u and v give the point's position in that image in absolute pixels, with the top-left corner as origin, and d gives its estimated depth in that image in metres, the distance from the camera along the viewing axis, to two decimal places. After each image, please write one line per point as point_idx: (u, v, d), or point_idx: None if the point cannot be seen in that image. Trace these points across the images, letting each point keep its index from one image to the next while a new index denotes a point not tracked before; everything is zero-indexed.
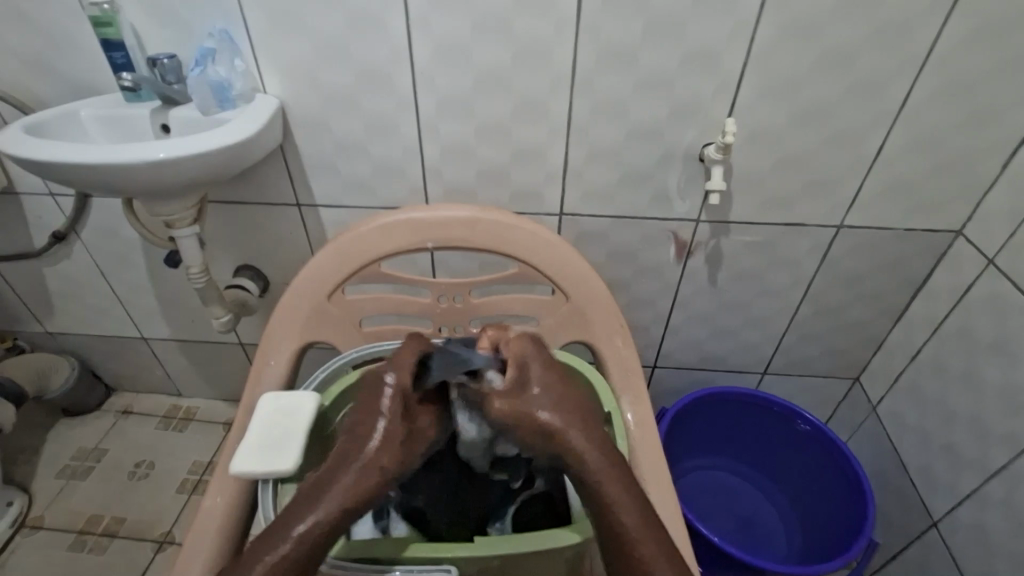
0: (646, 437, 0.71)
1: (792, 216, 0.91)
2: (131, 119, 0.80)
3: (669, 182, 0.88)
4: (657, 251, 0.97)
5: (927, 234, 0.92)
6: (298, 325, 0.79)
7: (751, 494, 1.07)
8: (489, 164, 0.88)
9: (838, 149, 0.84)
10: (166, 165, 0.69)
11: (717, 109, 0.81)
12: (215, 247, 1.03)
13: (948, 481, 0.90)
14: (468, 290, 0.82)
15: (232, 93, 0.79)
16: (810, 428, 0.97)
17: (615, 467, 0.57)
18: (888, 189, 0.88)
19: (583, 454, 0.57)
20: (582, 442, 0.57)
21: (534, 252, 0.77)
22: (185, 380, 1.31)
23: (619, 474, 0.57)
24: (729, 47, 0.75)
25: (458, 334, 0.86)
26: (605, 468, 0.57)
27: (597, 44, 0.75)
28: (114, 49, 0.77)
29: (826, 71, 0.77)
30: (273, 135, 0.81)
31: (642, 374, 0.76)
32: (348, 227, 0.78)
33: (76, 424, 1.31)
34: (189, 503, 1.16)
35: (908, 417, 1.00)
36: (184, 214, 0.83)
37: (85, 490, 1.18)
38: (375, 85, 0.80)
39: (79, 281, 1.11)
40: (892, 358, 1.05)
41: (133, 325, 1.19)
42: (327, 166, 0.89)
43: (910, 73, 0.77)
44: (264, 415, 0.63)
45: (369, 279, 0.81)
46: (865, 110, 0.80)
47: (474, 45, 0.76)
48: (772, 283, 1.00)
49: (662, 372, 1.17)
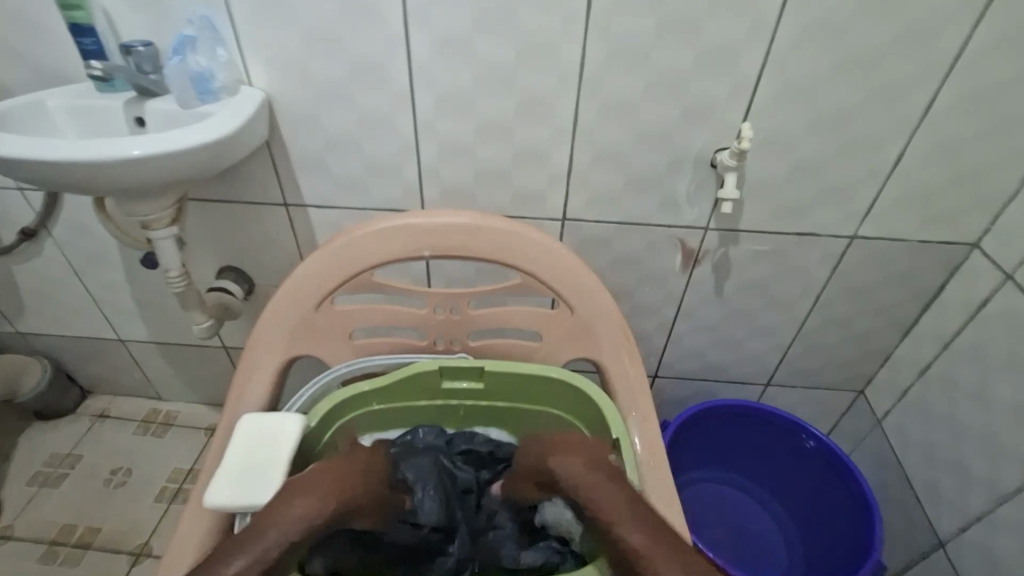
0: (653, 461, 0.64)
1: (803, 226, 0.88)
2: (101, 109, 0.74)
3: (678, 188, 0.84)
4: (662, 259, 0.93)
5: (942, 247, 0.89)
6: (284, 335, 0.69)
7: (750, 507, 1.02)
8: (489, 165, 0.83)
9: (855, 158, 0.80)
10: (141, 163, 0.65)
11: (731, 112, 0.76)
12: (196, 247, 0.97)
13: (957, 500, 0.88)
14: (466, 301, 0.72)
15: (214, 84, 0.74)
16: (816, 444, 0.92)
17: (597, 476, 0.58)
18: (905, 200, 0.84)
19: (568, 471, 0.60)
20: (567, 460, 0.61)
21: (538, 262, 0.69)
22: (164, 384, 1.25)
23: (600, 477, 0.58)
24: (746, 47, 0.71)
25: (457, 348, 0.75)
26: (586, 477, 0.58)
27: (608, 41, 0.71)
28: (84, 33, 0.70)
29: (848, 76, 0.73)
30: (258, 131, 0.76)
31: (651, 391, 0.68)
32: (370, 298, 0.72)
33: (50, 428, 1.24)
34: (168, 513, 1.10)
35: (915, 432, 0.97)
36: (162, 214, 0.76)
37: (58, 499, 1.12)
38: (368, 80, 0.75)
39: (51, 280, 1.05)
40: (898, 372, 1.02)
41: (109, 326, 1.13)
42: (317, 164, 0.84)
43: (935, 78, 0.73)
44: (243, 438, 0.57)
45: (358, 289, 0.71)
46: (887, 114, 0.76)
47: (476, 39, 0.71)
48: (781, 292, 0.97)
49: (662, 381, 1.14)
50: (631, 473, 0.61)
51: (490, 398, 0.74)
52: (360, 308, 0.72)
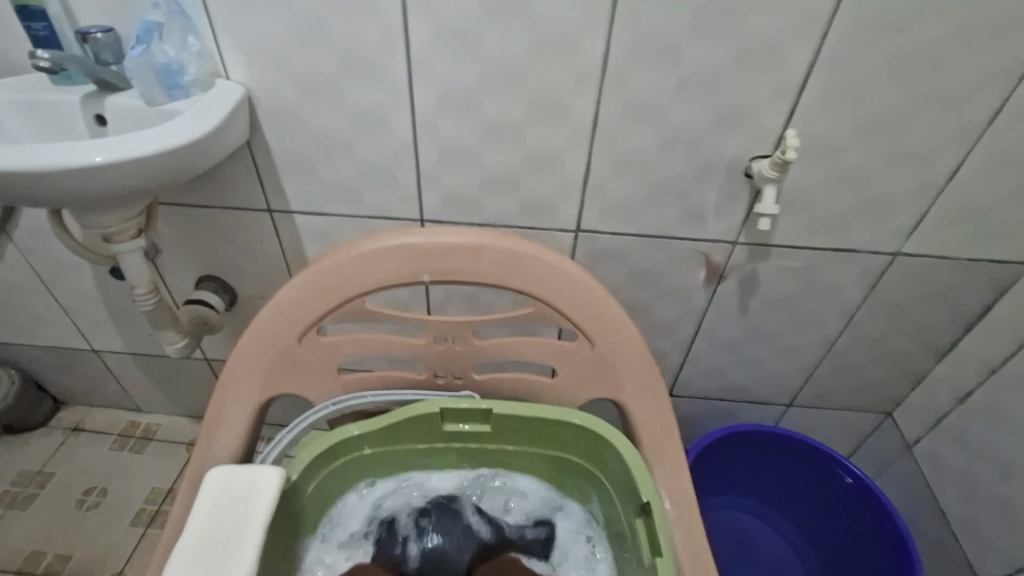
0: (685, 519, 0.58)
1: (841, 242, 0.80)
2: (55, 105, 0.65)
3: (706, 199, 0.76)
4: (683, 275, 0.85)
5: (993, 266, 0.81)
6: (263, 369, 0.61)
7: (772, 542, 0.95)
8: (497, 171, 0.74)
9: (906, 169, 0.72)
10: (97, 172, 0.56)
11: (771, 116, 0.68)
12: (171, 255, 0.88)
13: (1003, 543, 0.81)
14: (470, 330, 0.65)
15: (185, 78, 0.65)
16: (853, 481, 0.84)
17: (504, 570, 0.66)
18: (957, 216, 0.76)
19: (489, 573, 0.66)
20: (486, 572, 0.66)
21: (554, 289, 0.61)
22: (143, 395, 1.17)
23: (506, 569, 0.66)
24: (794, 43, 0.62)
25: (458, 381, 0.68)
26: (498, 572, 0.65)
27: (634, 34, 0.62)
28: (32, 17, 0.62)
29: (906, 77, 0.64)
30: (237, 132, 0.67)
31: (680, 439, 0.61)
32: (363, 325, 0.64)
33: (20, 442, 1.16)
34: (146, 537, 1.03)
35: (952, 464, 0.90)
36: (127, 225, 0.68)
37: (26, 521, 1.04)
38: (360, 74, 0.66)
39: (15, 287, 0.96)
40: (933, 397, 0.94)
41: (82, 336, 1.05)
42: (303, 166, 0.75)
43: (1007, 80, 0.64)
44: (210, 498, 0.52)
45: (348, 316, 0.63)
46: (945, 122, 0.68)
47: (484, 30, 0.62)
48: (812, 311, 0.89)
49: (676, 400, 1.06)
50: (665, 547, 0.54)
51: (497, 441, 0.67)
52: (353, 337, 0.64)
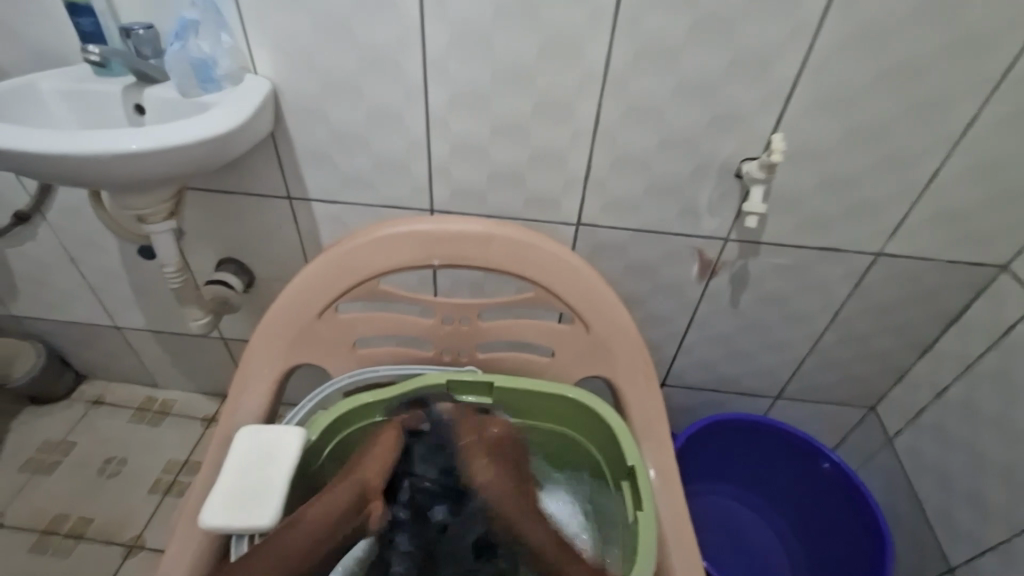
0: (669, 490, 0.63)
1: (827, 241, 0.84)
2: (98, 94, 0.70)
3: (700, 197, 0.80)
4: (678, 268, 0.90)
5: (971, 267, 0.85)
6: (285, 342, 0.67)
7: (760, 532, 0.99)
8: (503, 166, 0.79)
9: (888, 173, 0.77)
10: (139, 158, 0.61)
11: (762, 121, 0.73)
12: (195, 237, 0.94)
13: (972, 528, 0.86)
14: (475, 312, 0.70)
15: (217, 72, 0.70)
16: (831, 467, 0.90)
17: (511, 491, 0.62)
18: (937, 219, 0.80)
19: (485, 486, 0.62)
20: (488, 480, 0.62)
21: (556, 276, 0.66)
22: (161, 372, 1.22)
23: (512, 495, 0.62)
24: (784, 52, 0.67)
25: (463, 360, 0.73)
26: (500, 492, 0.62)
27: (635, 41, 0.67)
28: (80, 13, 0.67)
29: (889, 87, 0.69)
30: (264, 123, 0.72)
31: (667, 418, 0.67)
32: (377, 307, 0.69)
33: (44, 413, 1.22)
34: (163, 504, 1.09)
35: (929, 455, 0.95)
36: (158, 208, 0.73)
37: (50, 486, 1.10)
38: (379, 72, 0.71)
39: (46, 265, 1.02)
40: (913, 391, 0.99)
41: (106, 313, 1.10)
42: (322, 157, 0.80)
43: (983, 91, 0.68)
44: (240, 455, 0.58)
45: (364, 297, 0.68)
46: (925, 130, 0.72)
47: (496, 32, 0.67)
48: (799, 306, 0.93)
49: (669, 390, 1.11)
50: (646, 504, 0.60)
51: None
52: (368, 315, 0.69)
